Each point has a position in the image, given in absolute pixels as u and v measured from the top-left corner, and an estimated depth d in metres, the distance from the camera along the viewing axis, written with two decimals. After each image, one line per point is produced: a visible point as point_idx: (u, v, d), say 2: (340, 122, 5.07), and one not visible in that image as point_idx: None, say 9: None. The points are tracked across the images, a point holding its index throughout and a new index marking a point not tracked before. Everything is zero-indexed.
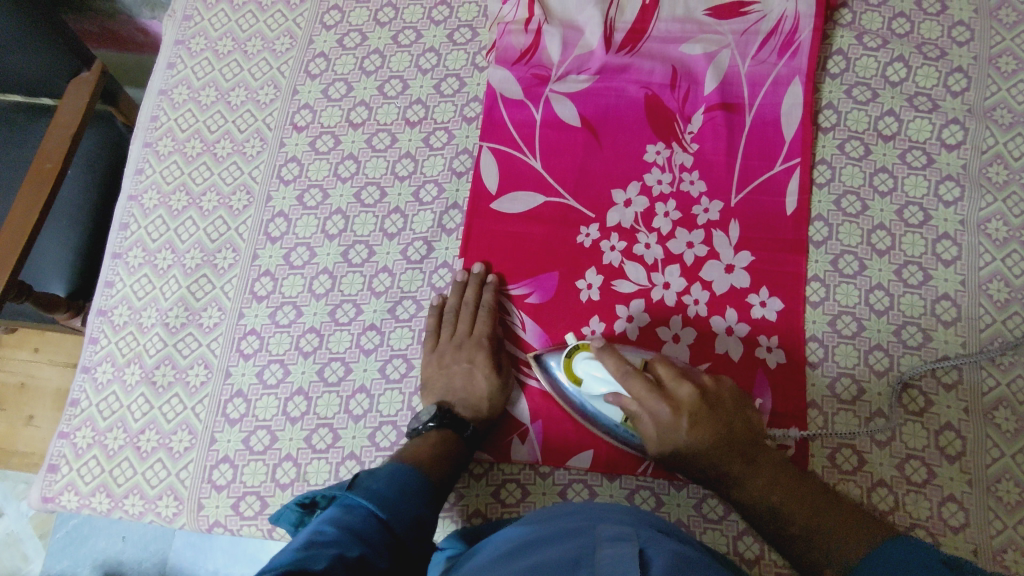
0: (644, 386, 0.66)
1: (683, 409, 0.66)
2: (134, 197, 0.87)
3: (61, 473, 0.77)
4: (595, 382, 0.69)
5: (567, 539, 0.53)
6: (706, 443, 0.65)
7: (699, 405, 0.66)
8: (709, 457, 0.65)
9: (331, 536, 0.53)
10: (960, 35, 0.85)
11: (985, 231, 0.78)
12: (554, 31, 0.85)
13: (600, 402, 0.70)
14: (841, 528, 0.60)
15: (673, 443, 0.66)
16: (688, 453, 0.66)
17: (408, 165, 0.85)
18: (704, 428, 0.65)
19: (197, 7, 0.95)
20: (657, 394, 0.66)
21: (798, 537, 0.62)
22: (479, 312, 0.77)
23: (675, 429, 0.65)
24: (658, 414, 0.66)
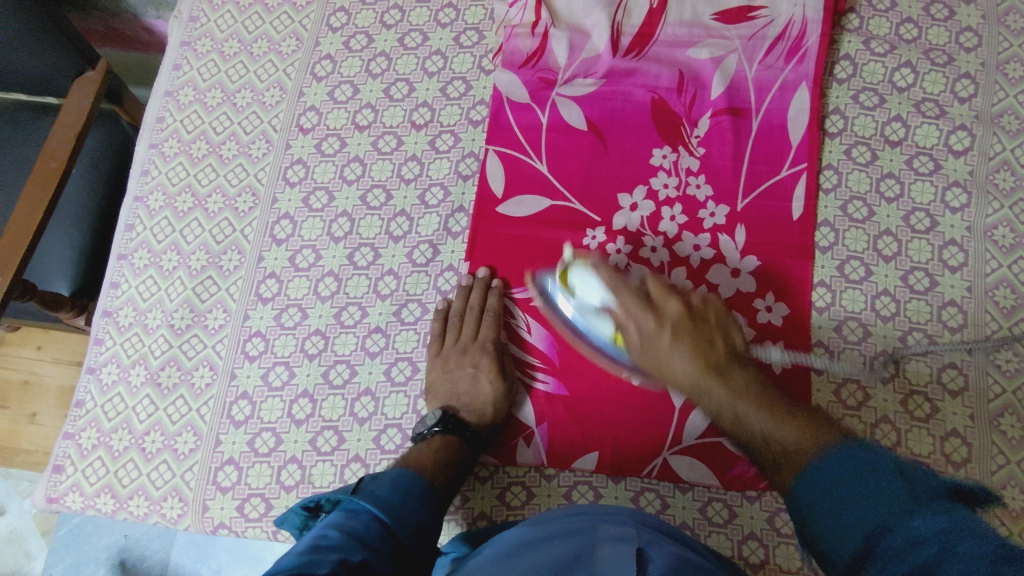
0: (625, 291, 0.70)
1: (661, 319, 0.68)
2: (140, 198, 0.87)
3: (66, 473, 0.77)
4: (585, 295, 0.72)
5: (570, 540, 0.52)
6: (683, 348, 0.66)
7: (681, 315, 0.68)
8: (681, 360, 0.65)
9: (333, 541, 0.53)
10: (968, 41, 0.85)
11: (992, 237, 0.78)
12: (561, 34, 0.85)
13: (591, 316, 0.72)
14: (801, 434, 0.54)
15: (654, 354, 0.67)
16: (665, 358, 0.66)
17: (414, 168, 0.85)
18: (683, 338, 0.66)
19: (203, 9, 0.95)
20: (637, 301, 0.69)
21: (767, 446, 0.56)
22: (483, 316, 0.78)
23: (656, 338, 0.67)
24: (636, 320, 0.68)
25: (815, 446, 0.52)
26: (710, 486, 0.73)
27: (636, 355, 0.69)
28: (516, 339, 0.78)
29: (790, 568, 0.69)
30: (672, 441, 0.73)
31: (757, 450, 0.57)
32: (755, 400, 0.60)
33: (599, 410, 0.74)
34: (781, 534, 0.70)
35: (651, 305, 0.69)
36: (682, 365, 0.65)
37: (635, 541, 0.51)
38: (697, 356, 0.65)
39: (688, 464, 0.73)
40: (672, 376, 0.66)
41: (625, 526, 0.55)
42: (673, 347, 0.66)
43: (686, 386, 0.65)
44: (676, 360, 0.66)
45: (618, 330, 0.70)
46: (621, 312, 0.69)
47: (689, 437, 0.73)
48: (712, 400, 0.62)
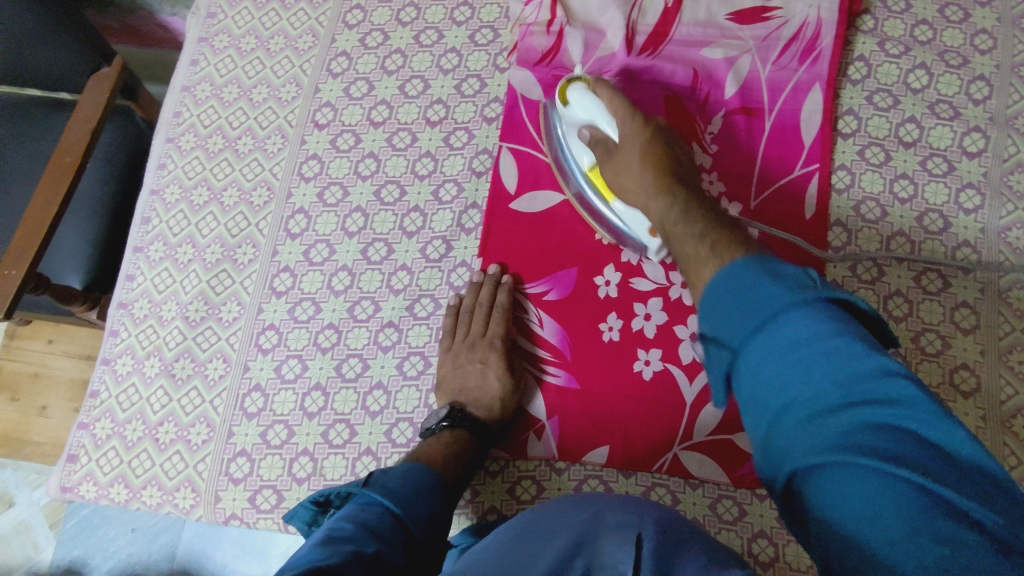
0: (622, 105, 0.73)
1: (645, 131, 0.71)
2: (156, 192, 0.88)
3: (81, 463, 0.78)
4: (580, 109, 0.75)
5: (575, 525, 0.53)
6: (656, 158, 0.69)
7: (664, 138, 0.72)
8: (651, 165, 0.69)
9: (347, 533, 0.53)
10: (983, 43, 0.85)
11: (1006, 239, 0.78)
12: (576, 33, 0.85)
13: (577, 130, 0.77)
14: (716, 246, 0.58)
15: (623, 162, 0.71)
16: (632, 163, 0.70)
17: (428, 164, 0.85)
18: (654, 149, 0.70)
19: (221, 5, 0.96)
20: (630, 119, 0.72)
21: (693, 243, 0.60)
22: (492, 312, 0.77)
23: (631, 138, 0.72)
24: (623, 129, 0.72)
25: (730, 256, 0.55)
26: (720, 483, 0.73)
27: (606, 159, 0.73)
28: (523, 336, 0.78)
29: (800, 567, 0.69)
30: (683, 437, 0.73)
31: (682, 246, 0.62)
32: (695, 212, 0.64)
33: (610, 404, 0.75)
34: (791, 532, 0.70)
35: (637, 122, 0.72)
36: (645, 174, 0.69)
37: (638, 526, 0.51)
38: (662, 168, 0.69)
39: (698, 460, 0.73)
40: (632, 188, 0.70)
41: (631, 513, 0.55)
42: (642, 157, 0.70)
43: (642, 191, 0.69)
44: (646, 165, 0.69)
45: (597, 147, 0.74)
46: (609, 124, 0.73)
47: (700, 433, 0.73)
48: (661, 205, 0.66)
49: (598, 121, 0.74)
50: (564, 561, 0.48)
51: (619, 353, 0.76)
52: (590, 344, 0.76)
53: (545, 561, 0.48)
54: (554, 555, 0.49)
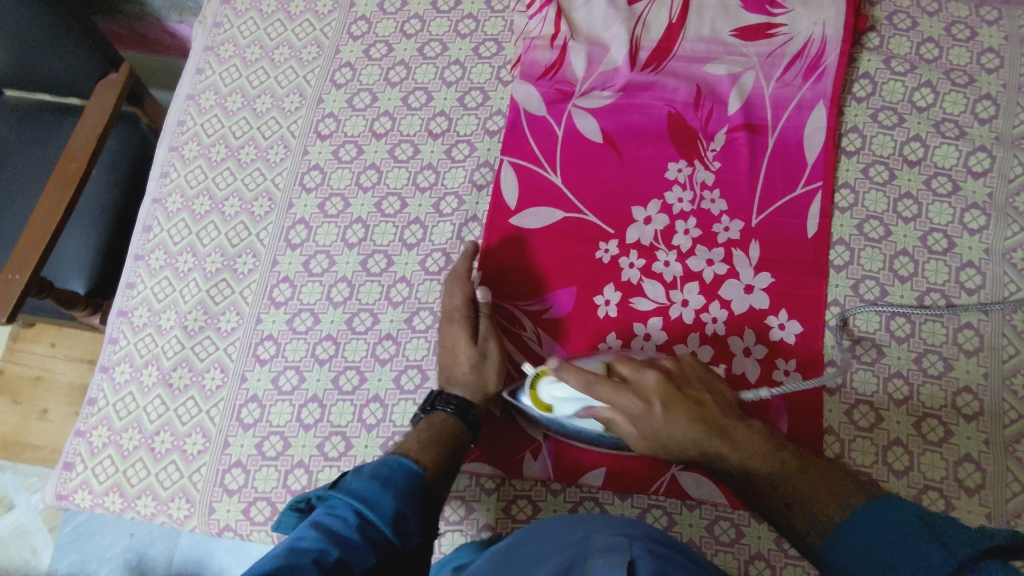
0: (610, 387, 0.65)
1: (656, 395, 0.64)
2: (158, 200, 0.88)
3: (76, 471, 0.78)
4: (562, 402, 0.68)
5: (562, 557, 0.52)
6: (688, 429, 0.63)
7: (666, 390, 0.64)
8: (686, 436, 0.63)
9: (310, 542, 0.52)
10: (989, 62, 0.84)
11: (1011, 260, 0.77)
12: (580, 47, 0.85)
13: (575, 419, 0.68)
14: (832, 495, 0.56)
15: (656, 438, 0.64)
16: (667, 435, 0.63)
17: (430, 176, 0.85)
18: (678, 413, 0.63)
19: (227, 15, 0.96)
20: (621, 386, 0.65)
21: (801, 503, 0.56)
22: (452, 283, 0.77)
23: (651, 419, 0.64)
24: (626, 402, 0.64)
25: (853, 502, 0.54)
26: (718, 505, 0.72)
27: (635, 440, 0.65)
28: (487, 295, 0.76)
29: None
30: None
31: (795, 515, 0.56)
32: (765, 455, 0.61)
33: None
34: (789, 555, 0.69)
35: (637, 391, 0.65)
36: (688, 438, 0.63)
37: (627, 552, 0.50)
38: (704, 429, 0.63)
39: (696, 481, 0.72)
40: (678, 450, 0.64)
41: (618, 536, 0.55)
42: (677, 428, 0.63)
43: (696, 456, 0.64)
44: (686, 432, 0.63)
45: (607, 423, 0.66)
46: (609, 407, 0.65)
47: None
48: (734, 463, 0.62)
49: (593, 404, 0.66)
50: None
51: None
52: None
53: None
54: None
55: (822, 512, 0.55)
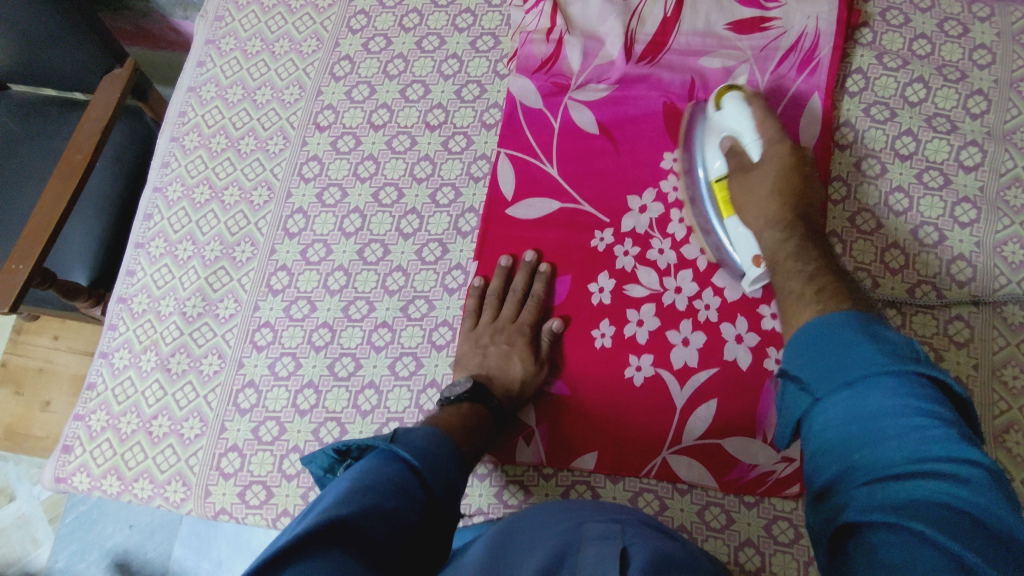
0: (778, 129, 0.73)
1: (791, 156, 0.72)
2: (159, 189, 0.90)
3: (75, 454, 0.79)
4: (731, 113, 0.75)
5: (564, 538, 0.53)
6: (785, 193, 0.71)
7: (797, 169, 0.72)
8: (780, 197, 0.70)
9: (368, 484, 0.53)
10: (982, 58, 0.85)
11: (1002, 253, 0.78)
12: (576, 41, 0.86)
13: (716, 138, 0.77)
14: (826, 292, 0.59)
15: (759, 181, 0.72)
16: (766, 184, 0.71)
17: (426, 167, 0.86)
18: (793, 177, 0.72)
19: (228, 8, 0.97)
20: (778, 140, 0.73)
21: (800, 284, 0.62)
22: (525, 300, 0.79)
23: (772, 165, 0.72)
24: (767, 146, 0.73)
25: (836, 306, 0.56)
26: (707, 489, 0.73)
27: (736, 176, 0.73)
28: (561, 326, 0.78)
29: None
30: (672, 442, 0.73)
31: (788, 283, 0.63)
32: (808, 251, 0.66)
33: (602, 409, 0.75)
34: (778, 542, 0.70)
35: (784, 147, 0.73)
36: (770, 208, 0.70)
37: (619, 539, 0.51)
38: (786, 208, 0.70)
39: (687, 465, 0.73)
40: (758, 211, 0.71)
41: (612, 523, 0.56)
42: (772, 186, 0.71)
43: (762, 220, 0.71)
44: (772, 194, 0.71)
45: (732, 154, 0.74)
46: (757, 140, 0.73)
47: (689, 438, 0.73)
48: (777, 236, 0.68)
49: (746, 131, 0.74)
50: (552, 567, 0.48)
51: (611, 358, 0.76)
52: (582, 350, 0.77)
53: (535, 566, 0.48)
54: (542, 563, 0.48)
55: (809, 297, 0.59)
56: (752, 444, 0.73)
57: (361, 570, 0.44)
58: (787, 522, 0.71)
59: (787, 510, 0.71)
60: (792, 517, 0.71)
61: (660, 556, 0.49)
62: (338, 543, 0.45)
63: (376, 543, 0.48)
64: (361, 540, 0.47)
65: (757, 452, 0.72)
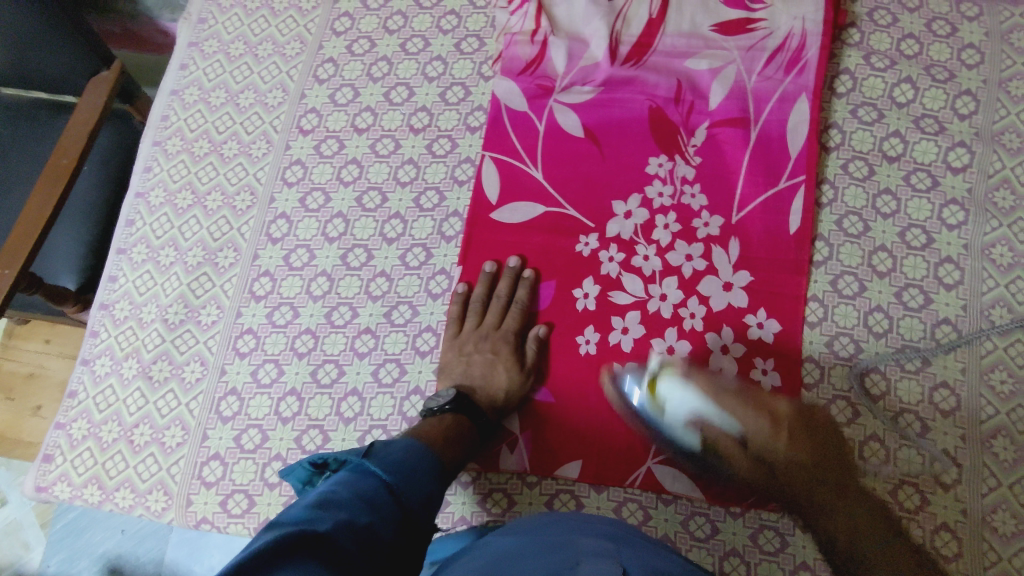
0: (738, 401, 0.65)
1: (778, 425, 0.64)
2: (141, 194, 0.89)
3: (56, 463, 0.78)
4: (676, 403, 0.67)
5: (558, 552, 0.52)
6: (798, 460, 0.63)
7: (796, 423, 0.64)
8: (800, 475, 0.63)
9: (341, 499, 0.52)
10: (970, 58, 0.84)
11: (990, 256, 0.77)
12: (560, 43, 0.86)
13: (677, 426, 0.67)
14: None
15: (762, 474, 0.64)
16: (775, 474, 0.63)
17: (410, 171, 0.85)
18: (792, 445, 0.63)
19: (211, 11, 0.97)
20: (752, 416, 0.65)
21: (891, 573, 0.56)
22: (509, 307, 0.79)
23: (770, 445, 0.64)
24: (747, 425, 0.65)
25: None
26: (693, 499, 0.72)
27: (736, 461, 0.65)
28: (546, 333, 0.77)
29: None
30: (656, 451, 0.73)
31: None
32: (871, 533, 0.59)
33: (587, 419, 0.75)
34: (763, 551, 0.69)
35: (760, 415, 0.65)
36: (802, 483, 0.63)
37: (615, 558, 0.51)
38: (812, 476, 0.62)
39: (672, 475, 0.72)
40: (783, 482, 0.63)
41: (606, 541, 0.55)
42: (785, 464, 0.63)
43: (795, 506, 0.63)
44: (786, 475, 0.63)
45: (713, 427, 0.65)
46: (723, 416, 0.65)
47: None
48: (831, 525, 0.61)
49: (703, 409, 0.66)
50: None
51: (596, 366, 0.76)
52: (567, 358, 0.77)
53: None
54: None
55: None
56: None
57: None
58: (773, 531, 0.70)
59: (774, 519, 0.70)
60: (779, 526, 0.70)
61: None
62: (311, 553, 0.45)
63: (348, 557, 0.47)
64: (332, 551, 0.46)
65: None
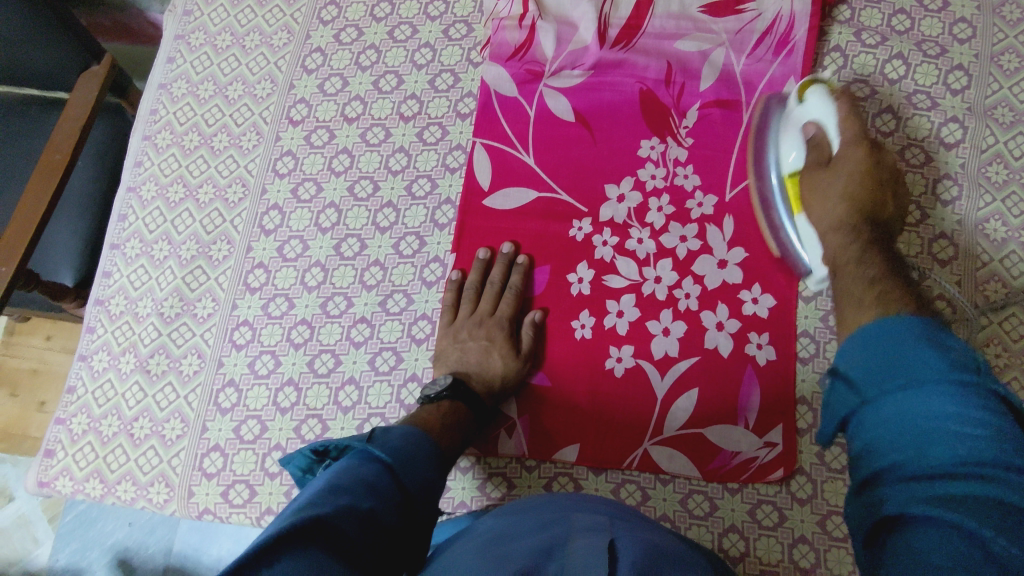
0: (855, 130, 0.70)
1: (866, 165, 0.69)
2: (133, 189, 0.89)
3: (57, 458, 0.79)
4: (814, 107, 0.73)
5: (557, 526, 0.53)
6: (855, 188, 0.68)
7: (882, 171, 0.70)
8: (833, 190, 0.69)
9: (344, 485, 0.53)
10: (962, 32, 0.83)
11: (984, 231, 0.77)
12: (549, 27, 0.85)
13: (796, 126, 0.75)
14: (885, 296, 0.56)
15: (822, 186, 0.70)
16: (836, 189, 0.69)
17: (402, 160, 0.85)
18: (864, 181, 0.69)
19: (197, 3, 0.96)
20: (856, 144, 0.70)
21: (859, 288, 0.59)
22: (503, 292, 0.78)
23: (847, 164, 0.69)
24: (847, 147, 0.70)
25: (896, 308, 0.54)
26: (691, 478, 0.73)
27: (811, 171, 0.71)
28: (542, 317, 0.77)
29: (770, 560, 0.69)
30: (653, 432, 0.73)
31: (848, 287, 0.60)
32: (868, 257, 0.63)
33: (584, 401, 0.75)
34: (762, 526, 0.70)
35: (861, 155, 0.69)
36: (835, 215, 0.68)
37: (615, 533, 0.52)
38: (862, 219, 0.67)
39: (669, 455, 0.73)
40: (821, 218, 0.69)
41: (607, 517, 0.56)
42: (846, 189, 0.68)
43: (822, 227, 0.69)
44: (842, 196, 0.68)
45: (811, 152, 0.72)
46: (835, 133, 0.71)
47: (670, 428, 0.73)
48: (845, 244, 0.65)
49: (827, 121, 0.72)
50: (546, 554, 0.48)
51: (592, 349, 0.76)
52: (563, 341, 0.77)
53: (530, 554, 0.48)
54: (534, 552, 0.49)
55: (868, 300, 0.56)
56: (734, 431, 0.73)
57: (338, 566, 0.44)
58: (771, 507, 0.71)
59: (771, 495, 0.71)
60: (776, 502, 0.71)
61: (650, 550, 0.49)
62: (316, 537, 0.45)
63: (352, 543, 0.47)
64: (337, 537, 0.46)
65: (738, 438, 0.73)
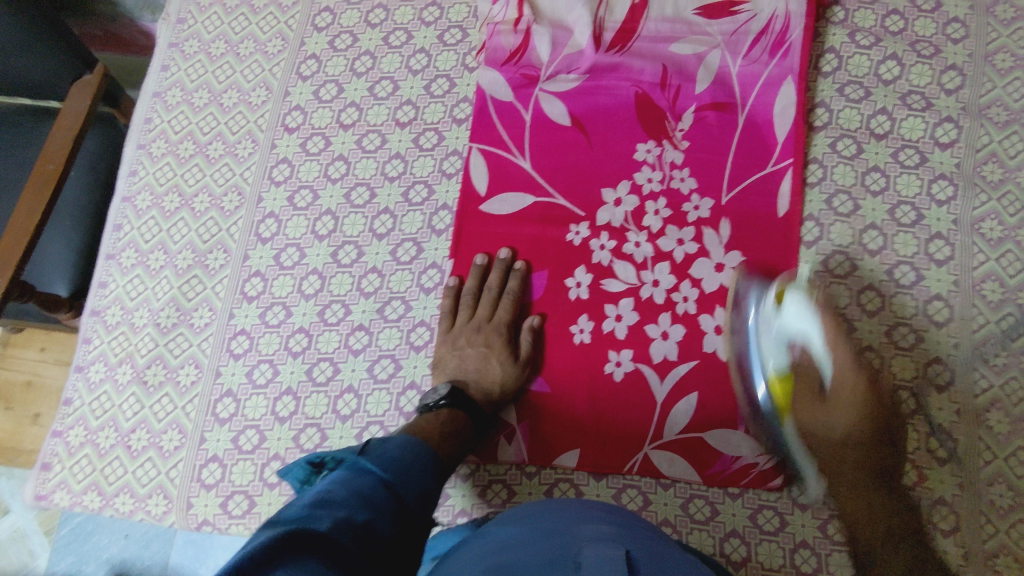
0: (848, 356, 0.67)
1: (863, 386, 0.67)
2: (127, 199, 0.88)
3: (54, 471, 0.78)
4: (794, 320, 0.69)
5: (564, 534, 0.53)
6: (855, 436, 0.66)
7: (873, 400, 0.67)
8: (844, 467, 0.66)
9: (338, 497, 0.52)
10: (955, 32, 0.84)
11: (980, 230, 0.77)
12: (544, 31, 0.85)
13: (778, 340, 0.70)
14: None
15: (823, 433, 0.67)
16: (836, 420, 0.67)
17: (398, 166, 0.85)
18: (864, 413, 0.66)
19: (190, 11, 0.95)
20: (852, 364, 0.67)
21: None
22: (501, 298, 0.78)
23: (835, 417, 0.67)
24: (840, 373, 0.67)
25: None
26: (691, 482, 0.72)
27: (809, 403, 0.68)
28: (540, 322, 0.77)
29: (772, 566, 0.69)
30: (654, 437, 0.73)
31: None
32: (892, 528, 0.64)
33: (584, 407, 0.75)
34: (764, 531, 0.70)
35: (860, 373, 0.67)
36: (843, 432, 0.66)
37: (615, 539, 0.52)
38: (863, 466, 0.66)
39: (669, 459, 0.73)
40: (824, 442, 0.67)
41: (611, 525, 0.56)
42: (848, 425, 0.66)
43: (829, 466, 0.67)
44: (846, 437, 0.66)
45: (802, 370, 0.69)
46: (825, 357, 0.68)
47: (670, 432, 0.73)
48: (865, 511, 0.65)
49: (813, 338, 0.68)
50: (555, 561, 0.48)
51: (591, 353, 0.76)
52: (561, 347, 0.77)
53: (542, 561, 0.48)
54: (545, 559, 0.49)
55: None
56: (733, 435, 0.73)
57: None
58: (772, 511, 0.71)
59: (772, 499, 0.71)
60: (778, 506, 0.71)
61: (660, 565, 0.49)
62: (311, 549, 0.45)
63: (348, 554, 0.47)
64: (332, 549, 0.46)
65: (738, 442, 0.73)
